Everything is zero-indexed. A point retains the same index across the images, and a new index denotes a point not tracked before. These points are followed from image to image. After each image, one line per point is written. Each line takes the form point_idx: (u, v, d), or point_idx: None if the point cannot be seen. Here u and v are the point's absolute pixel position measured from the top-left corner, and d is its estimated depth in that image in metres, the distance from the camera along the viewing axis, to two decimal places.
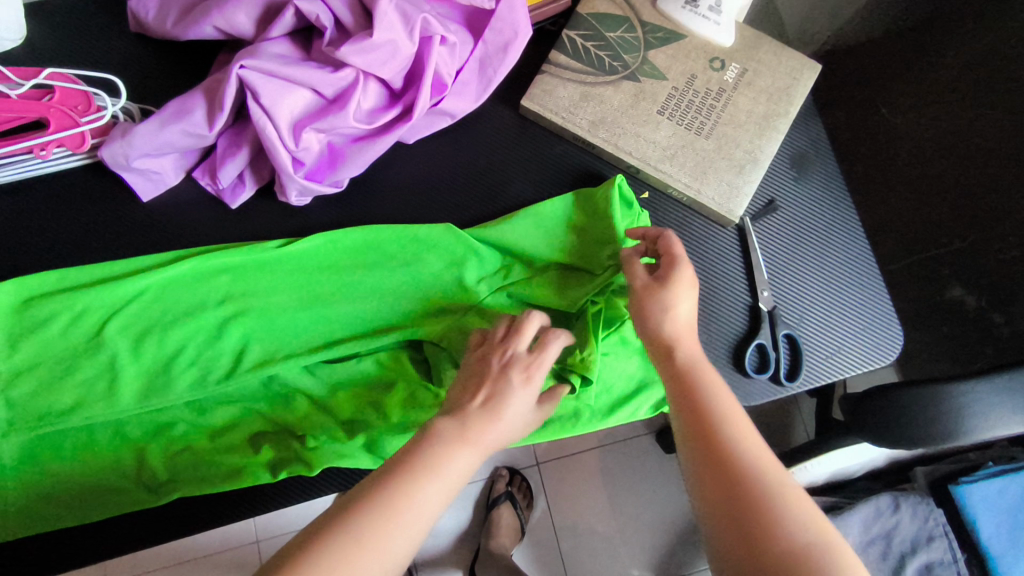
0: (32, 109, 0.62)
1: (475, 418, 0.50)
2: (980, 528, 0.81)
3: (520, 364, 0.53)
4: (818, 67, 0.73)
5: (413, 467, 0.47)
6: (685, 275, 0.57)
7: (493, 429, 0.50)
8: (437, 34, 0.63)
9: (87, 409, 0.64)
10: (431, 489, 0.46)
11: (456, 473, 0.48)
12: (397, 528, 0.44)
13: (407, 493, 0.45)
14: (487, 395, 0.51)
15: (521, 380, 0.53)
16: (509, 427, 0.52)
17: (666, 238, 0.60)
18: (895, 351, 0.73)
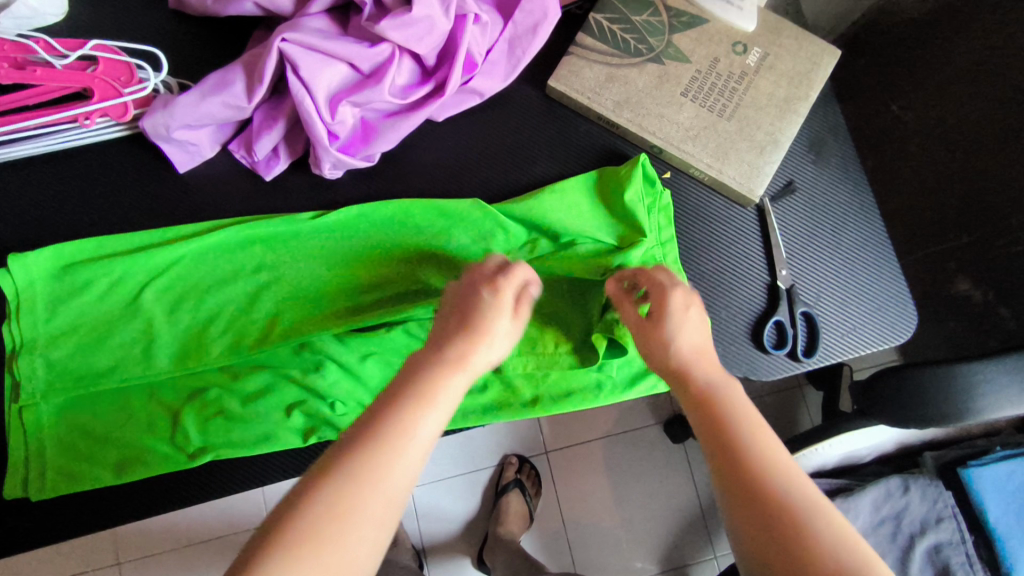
0: (77, 79, 0.64)
1: (457, 340, 0.53)
2: (986, 510, 0.84)
3: (485, 281, 0.57)
4: (838, 53, 0.75)
5: (405, 399, 0.48)
6: (674, 302, 0.58)
7: (478, 347, 0.53)
8: (471, 13, 0.65)
9: (125, 371, 0.66)
10: (425, 422, 0.47)
11: (452, 398, 0.50)
12: (401, 452, 0.45)
13: (406, 422, 0.46)
14: (464, 323, 0.54)
15: (489, 295, 0.56)
16: (494, 345, 0.54)
17: (645, 272, 0.63)
18: (909, 330, 0.75)
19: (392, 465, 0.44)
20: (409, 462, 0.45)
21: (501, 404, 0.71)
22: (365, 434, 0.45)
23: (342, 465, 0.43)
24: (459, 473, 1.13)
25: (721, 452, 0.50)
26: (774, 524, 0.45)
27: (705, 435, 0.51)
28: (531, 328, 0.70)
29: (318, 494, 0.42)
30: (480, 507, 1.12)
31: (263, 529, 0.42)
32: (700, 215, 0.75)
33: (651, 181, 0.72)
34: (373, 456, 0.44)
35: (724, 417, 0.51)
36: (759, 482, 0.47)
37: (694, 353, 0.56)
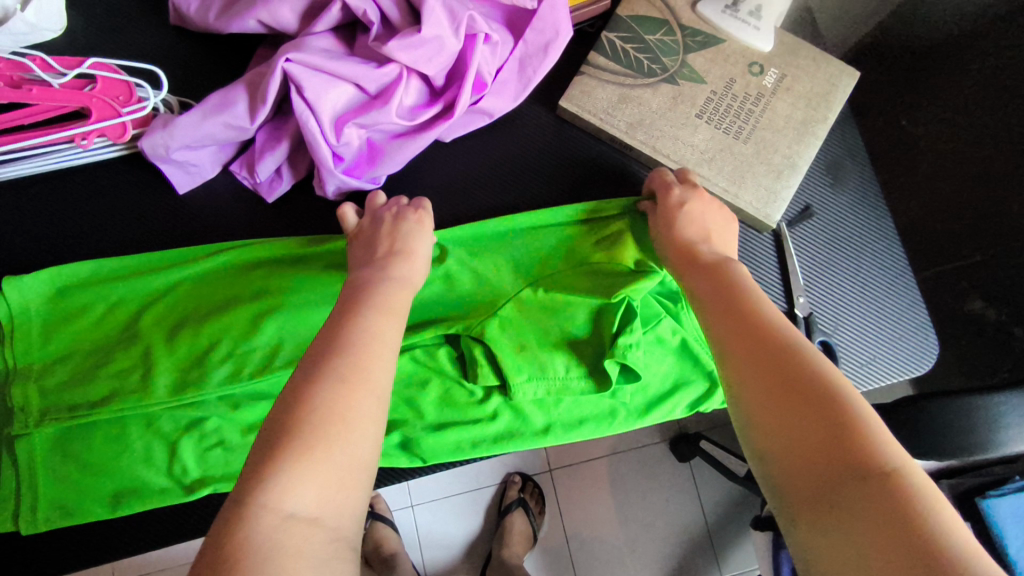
0: (75, 99, 0.63)
1: (391, 259, 0.56)
2: (1007, 544, 0.81)
3: (408, 211, 0.61)
4: (856, 74, 0.73)
5: (369, 303, 0.51)
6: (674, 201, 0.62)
7: (414, 263, 0.57)
8: (482, 32, 0.63)
9: (121, 401, 0.62)
10: (388, 328, 0.49)
11: (403, 306, 0.53)
12: (377, 356, 0.47)
13: (372, 332, 0.48)
14: (392, 244, 0.57)
15: (414, 220, 0.60)
16: (426, 260, 0.58)
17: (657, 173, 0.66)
18: (930, 361, 0.72)
19: (370, 365, 0.46)
20: (383, 362, 0.47)
21: (512, 434, 0.69)
22: (342, 342, 0.46)
23: (332, 368, 0.44)
24: (462, 493, 1.10)
25: (723, 312, 0.50)
26: (765, 354, 0.45)
27: (709, 301, 0.52)
28: (541, 353, 0.66)
29: (317, 397, 0.42)
30: (483, 527, 1.10)
31: (267, 437, 0.41)
32: None
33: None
34: (355, 360, 0.45)
35: (732, 284, 0.52)
36: (758, 337, 0.46)
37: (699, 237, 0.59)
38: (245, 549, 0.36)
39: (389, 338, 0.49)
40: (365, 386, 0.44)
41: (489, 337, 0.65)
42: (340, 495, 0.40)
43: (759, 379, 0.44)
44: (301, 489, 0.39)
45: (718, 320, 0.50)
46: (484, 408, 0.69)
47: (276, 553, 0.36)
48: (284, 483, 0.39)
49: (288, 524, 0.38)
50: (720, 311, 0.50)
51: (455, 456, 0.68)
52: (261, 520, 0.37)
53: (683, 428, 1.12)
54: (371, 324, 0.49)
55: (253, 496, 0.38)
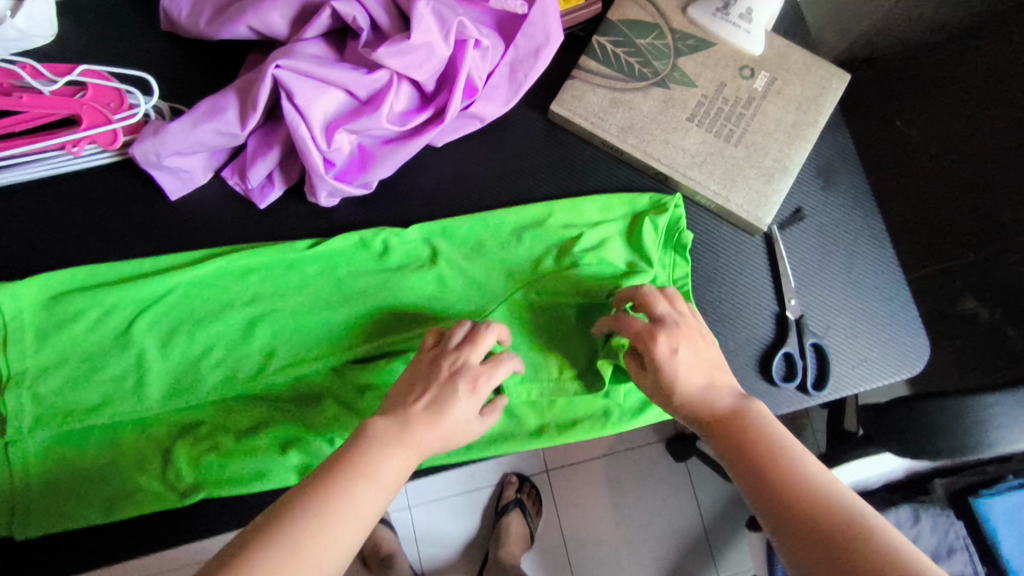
0: (65, 106, 0.63)
1: (419, 419, 0.51)
2: (1000, 543, 0.83)
3: (459, 370, 0.54)
4: (846, 77, 0.73)
5: (385, 435, 0.49)
6: (659, 352, 0.56)
7: (439, 429, 0.51)
8: (472, 39, 0.63)
9: (116, 406, 0.63)
10: (365, 497, 0.46)
11: (391, 475, 0.48)
12: (342, 527, 0.44)
13: (368, 465, 0.47)
14: (429, 399, 0.52)
15: (469, 389, 0.53)
16: (454, 431, 0.52)
17: (643, 293, 0.60)
18: (921, 362, 0.73)
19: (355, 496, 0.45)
20: (372, 499, 0.46)
21: (507, 434, 0.69)
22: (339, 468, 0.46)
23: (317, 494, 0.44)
24: (459, 494, 1.10)
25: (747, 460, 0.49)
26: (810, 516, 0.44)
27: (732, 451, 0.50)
28: (531, 354, 0.67)
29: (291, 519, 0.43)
30: (479, 529, 1.10)
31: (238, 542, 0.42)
32: (708, 241, 0.73)
33: (675, 222, 0.70)
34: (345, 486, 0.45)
35: (744, 437, 0.51)
36: (795, 490, 0.46)
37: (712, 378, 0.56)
38: None
39: (388, 474, 0.48)
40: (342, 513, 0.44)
41: None
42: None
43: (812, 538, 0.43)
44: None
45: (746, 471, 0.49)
46: None
47: None
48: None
49: None
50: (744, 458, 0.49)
51: (449, 458, 0.68)
52: None
53: (679, 428, 1.12)
54: (374, 454, 0.48)
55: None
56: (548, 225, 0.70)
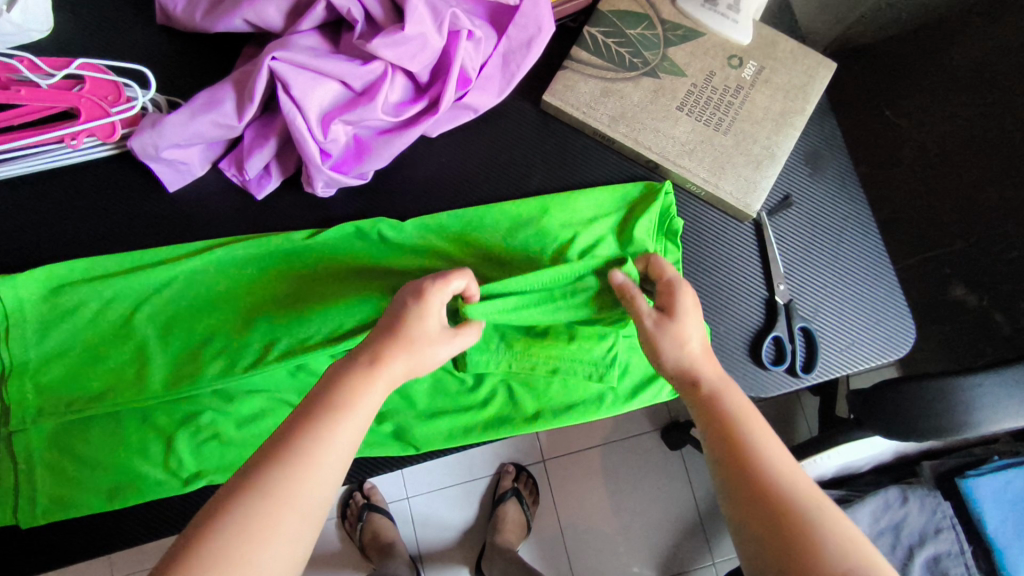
0: (63, 99, 0.63)
1: (381, 340, 0.51)
2: (985, 521, 0.82)
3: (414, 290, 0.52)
4: (833, 66, 0.74)
5: (350, 383, 0.48)
6: (684, 300, 0.56)
7: (403, 351, 0.51)
8: (464, 29, 0.64)
9: (116, 396, 0.64)
10: (343, 431, 0.46)
11: (369, 408, 0.48)
12: (320, 468, 0.44)
13: (323, 433, 0.45)
14: (390, 321, 0.52)
15: (415, 305, 0.52)
16: (422, 356, 0.52)
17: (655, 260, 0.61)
18: (908, 344, 0.74)
19: (320, 456, 0.44)
20: (349, 432, 0.46)
21: (503, 419, 0.70)
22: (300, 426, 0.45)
23: (277, 454, 0.44)
24: (456, 483, 1.12)
25: (746, 484, 0.48)
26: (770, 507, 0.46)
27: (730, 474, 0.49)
28: (523, 347, 0.68)
29: (257, 480, 0.42)
30: (477, 517, 1.11)
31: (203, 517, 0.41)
32: (698, 229, 0.75)
33: (664, 210, 0.71)
34: (310, 440, 0.44)
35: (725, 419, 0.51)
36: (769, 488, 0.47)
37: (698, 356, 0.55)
38: None
39: (355, 424, 0.47)
40: (307, 470, 0.43)
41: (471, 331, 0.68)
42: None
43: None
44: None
45: (748, 506, 0.47)
46: (476, 395, 0.70)
47: None
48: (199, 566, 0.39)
49: None
50: (746, 490, 0.47)
51: (449, 442, 0.70)
52: None
53: (673, 417, 1.13)
54: (333, 414, 0.46)
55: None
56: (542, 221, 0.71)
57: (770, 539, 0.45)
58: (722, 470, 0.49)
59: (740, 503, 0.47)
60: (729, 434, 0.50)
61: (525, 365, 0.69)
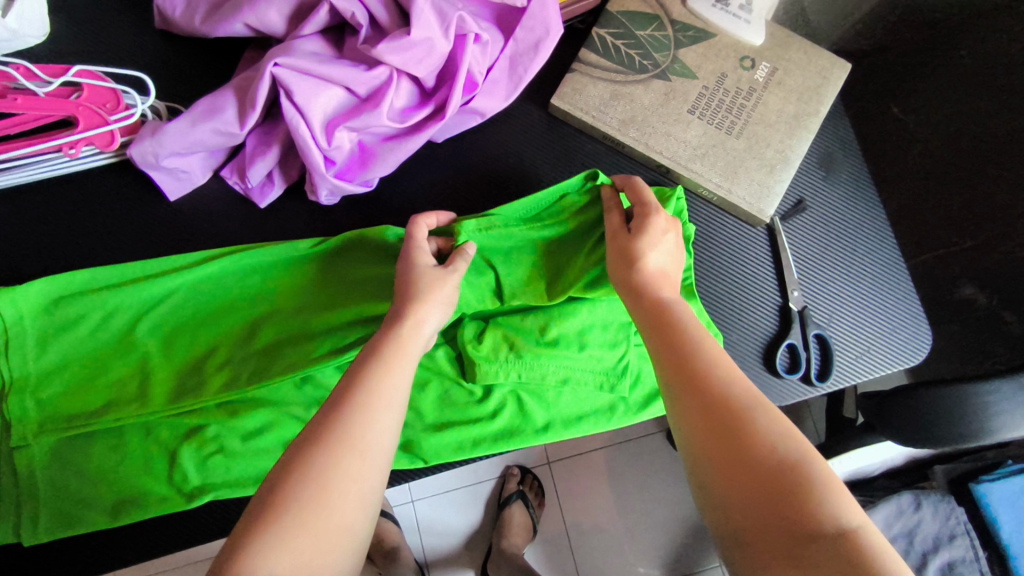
0: (60, 107, 0.62)
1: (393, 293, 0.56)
2: (1000, 526, 0.81)
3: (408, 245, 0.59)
4: (847, 66, 0.73)
5: (378, 360, 0.48)
6: (656, 223, 0.58)
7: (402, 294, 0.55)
8: (471, 33, 0.62)
9: (119, 410, 0.63)
10: (397, 378, 0.48)
11: (413, 357, 0.51)
12: (382, 412, 0.45)
13: (379, 380, 0.47)
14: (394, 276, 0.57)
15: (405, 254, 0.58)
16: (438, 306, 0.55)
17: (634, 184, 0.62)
18: (924, 351, 0.73)
19: (364, 430, 0.44)
20: (399, 378, 0.48)
21: (513, 431, 0.69)
22: (335, 413, 0.44)
23: (320, 440, 0.42)
24: (461, 487, 1.11)
25: (688, 377, 0.47)
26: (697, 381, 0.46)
27: (672, 369, 0.48)
28: (534, 357, 0.66)
29: (302, 466, 0.41)
30: (483, 522, 1.10)
31: (254, 508, 0.40)
32: (710, 236, 0.73)
33: (676, 215, 0.69)
34: (348, 424, 0.43)
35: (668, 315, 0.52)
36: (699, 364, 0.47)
37: (655, 276, 0.56)
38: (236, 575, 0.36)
39: (404, 369, 0.49)
40: (352, 454, 0.42)
41: (479, 339, 0.67)
42: (322, 564, 0.39)
43: (745, 477, 0.40)
44: (277, 560, 0.37)
45: (686, 393, 0.46)
46: (484, 406, 0.69)
47: None
48: (259, 554, 0.37)
49: None
50: (679, 367, 0.48)
51: (459, 455, 0.68)
52: None
53: None
54: (364, 399, 0.45)
55: (228, 569, 0.37)
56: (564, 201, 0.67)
57: (708, 425, 0.43)
58: (660, 356, 0.50)
59: (671, 378, 0.48)
60: (676, 336, 0.50)
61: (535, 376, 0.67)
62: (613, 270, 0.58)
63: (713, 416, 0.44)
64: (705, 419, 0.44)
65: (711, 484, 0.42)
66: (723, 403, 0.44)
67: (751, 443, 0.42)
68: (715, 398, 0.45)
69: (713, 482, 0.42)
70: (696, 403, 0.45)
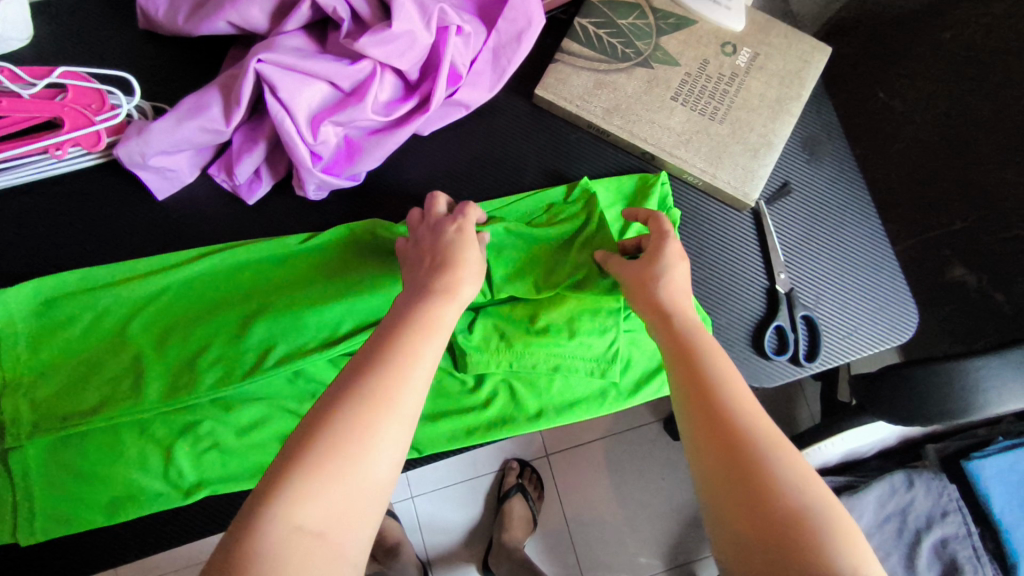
0: (45, 109, 0.62)
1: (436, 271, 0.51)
2: (992, 502, 0.81)
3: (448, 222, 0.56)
4: (827, 50, 0.74)
5: (413, 325, 0.47)
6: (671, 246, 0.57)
7: (456, 272, 0.51)
8: (453, 24, 0.63)
9: (114, 410, 0.62)
10: (431, 346, 0.46)
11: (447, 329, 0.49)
12: (414, 376, 0.44)
13: (412, 345, 0.46)
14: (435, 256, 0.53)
15: (453, 232, 0.55)
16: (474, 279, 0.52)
17: (655, 218, 0.61)
18: (910, 330, 0.74)
19: (398, 391, 0.43)
20: (435, 347, 0.47)
21: (506, 419, 0.69)
22: (372, 368, 0.44)
23: (356, 392, 0.42)
24: (460, 481, 1.11)
25: (698, 397, 0.48)
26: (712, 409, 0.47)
27: (692, 407, 0.48)
28: (524, 346, 0.67)
29: (337, 416, 0.41)
30: (482, 516, 1.11)
31: (279, 458, 0.40)
32: (696, 220, 0.74)
33: (661, 201, 0.71)
34: (386, 379, 0.43)
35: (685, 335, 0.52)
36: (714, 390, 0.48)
37: (675, 293, 0.55)
38: (255, 524, 0.37)
39: (441, 339, 0.48)
40: (389, 408, 0.42)
41: (470, 329, 0.68)
42: (351, 514, 0.40)
43: (764, 533, 0.41)
44: (304, 509, 0.38)
45: (700, 420, 0.47)
46: (477, 395, 0.70)
47: (279, 566, 0.36)
48: (293, 496, 0.38)
49: (294, 537, 0.37)
50: (694, 392, 0.48)
51: (451, 444, 0.69)
52: (270, 530, 0.37)
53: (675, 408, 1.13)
54: (399, 361, 0.44)
55: (258, 511, 0.37)
56: (551, 209, 0.71)
57: (723, 456, 0.45)
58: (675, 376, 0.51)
59: (687, 401, 0.49)
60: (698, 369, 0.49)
61: (526, 364, 0.68)
62: (631, 287, 0.57)
63: (725, 448, 0.45)
64: (717, 451, 0.45)
65: (720, 515, 0.43)
66: (734, 436, 0.45)
67: (771, 501, 0.42)
68: (727, 430, 0.46)
69: (730, 534, 0.42)
70: (709, 433, 0.46)
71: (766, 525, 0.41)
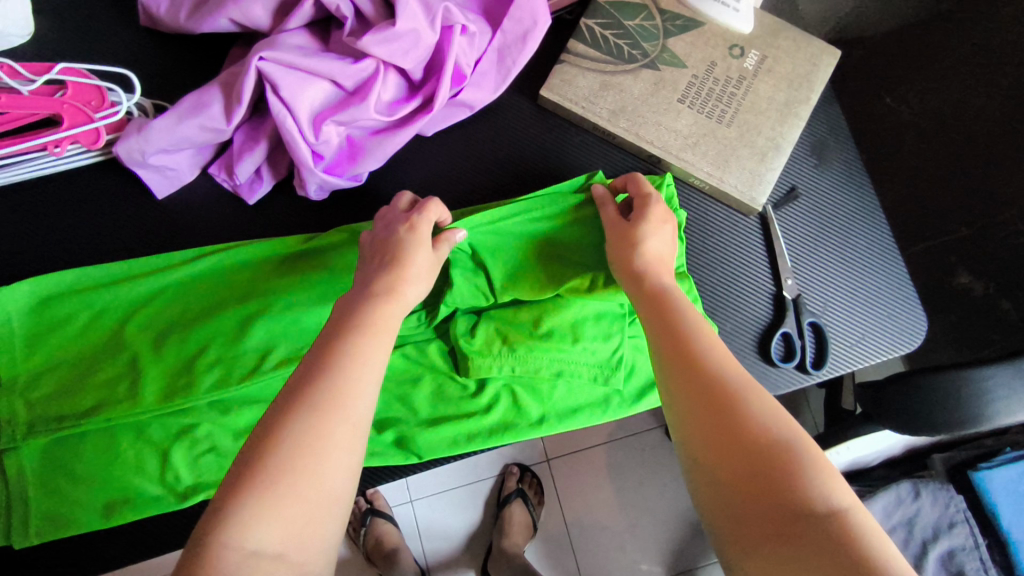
0: (44, 106, 0.61)
1: (383, 271, 0.52)
2: (1000, 515, 0.79)
3: (400, 220, 0.56)
4: (836, 53, 0.73)
5: (359, 329, 0.47)
6: (655, 210, 0.59)
7: (399, 273, 0.52)
8: (458, 24, 0.62)
9: (108, 411, 0.61)
10: (376, 348, 0.46)
11: (392, 328, 0.49)
12: (364, 383, 0.44)
13: (359, 351, 0.45)
14: (384, 258, 0.53)
15: (404, 232, 0.55)
16: (417, 282, 0.53)
17: (635, 180, 0.64)
18: (919, 337, 0.72)
19: (349, 400, 0.43)
20: (380, 348, 0.47)
21: (507, 425, 0.68)
22: (317, 379, 0.43)
23: (304, 403, 0.42)
24: (460, 485, 1.10)
25: (670, 340, 0.49)
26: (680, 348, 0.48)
27: (664, 347, 0.49)
28: (526, 350, 0.65)
29: (285, 433, 0.41)
30: (482, 521, 1.09)
31: (228, 480, 0.39)
32: (703, 224, 0.73)
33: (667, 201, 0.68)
34: (333, 390, 0.43)
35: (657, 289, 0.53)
36: (683, 334, 0.49)
37: (652, 256, 0.57)
38: (207, 553, 0.36)
39: (385, 340, 0.48)
40: (340, 417, 0.42)
41: (471, 332, 0.66)
42: (309, 531, 0.39)
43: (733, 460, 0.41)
44: (259, 532, 0.37)
45: (669, 360, 0.48)
46: (477, 401, 0.68)
47: None
48: (244, 520, 0.37)
49: (249, 564, 0.36)
50: (665, 335, 0.49)
51: (452, 451, 0.68)
52: (224, 559, 0.36)
53: None
54: (341, 370, 0.44)
55: (209, 539, 0.37)
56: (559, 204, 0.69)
57: (691, 391, 0.45)
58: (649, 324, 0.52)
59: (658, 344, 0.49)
60: (671, 320, 0.50)
61: (528, 370, 0.66)
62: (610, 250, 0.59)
63: (694, 381, 0.45)
64: (685, 385, 0.46)
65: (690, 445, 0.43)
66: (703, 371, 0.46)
67: (741, 430, 0.42)
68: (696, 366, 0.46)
69: (701, 464, 0.42)
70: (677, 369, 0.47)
71: (733, 450, 0.41)
